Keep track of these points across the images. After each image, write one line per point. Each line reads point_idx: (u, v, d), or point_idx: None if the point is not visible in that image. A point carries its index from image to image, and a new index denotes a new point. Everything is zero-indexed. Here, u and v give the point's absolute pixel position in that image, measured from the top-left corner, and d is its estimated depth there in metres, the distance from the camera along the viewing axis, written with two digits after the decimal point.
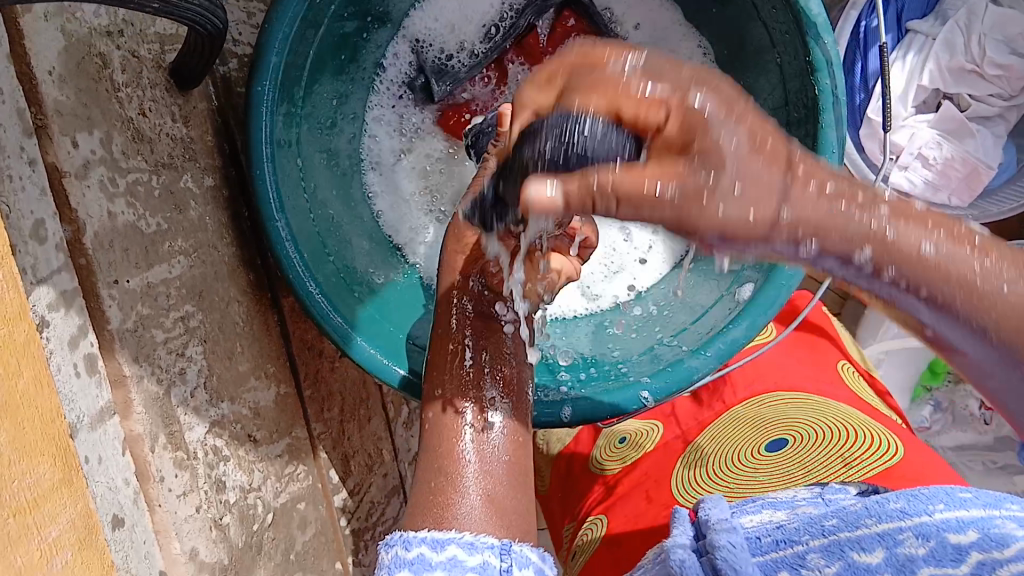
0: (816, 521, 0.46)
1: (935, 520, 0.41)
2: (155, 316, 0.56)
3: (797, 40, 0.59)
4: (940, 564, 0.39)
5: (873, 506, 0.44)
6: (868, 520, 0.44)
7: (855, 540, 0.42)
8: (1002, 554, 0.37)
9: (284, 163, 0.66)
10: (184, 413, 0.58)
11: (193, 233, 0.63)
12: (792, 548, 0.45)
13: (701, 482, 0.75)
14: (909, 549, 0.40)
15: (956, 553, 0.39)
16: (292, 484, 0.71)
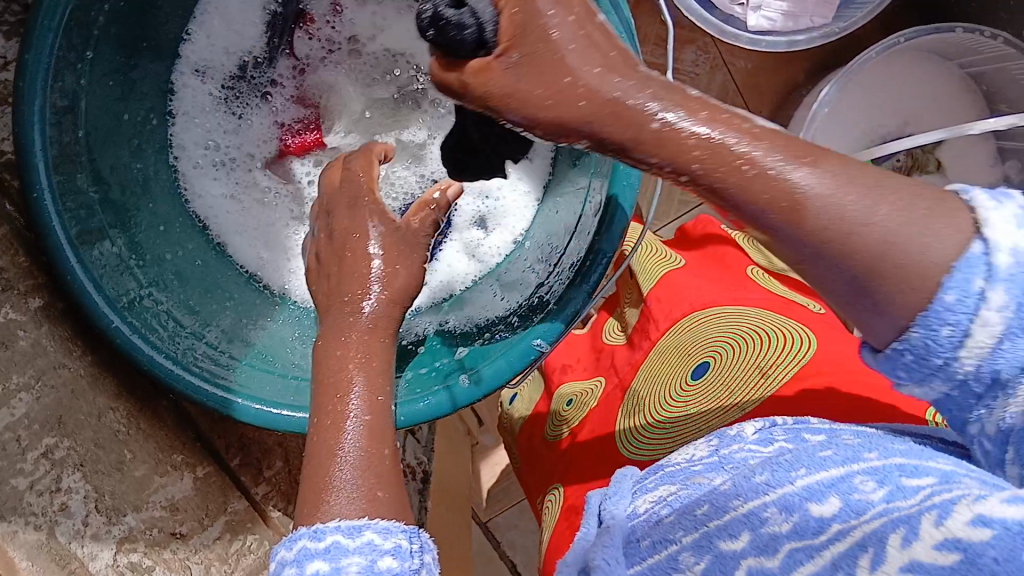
0: (691, 511, 0.51)
1: (798, 488, 0.45)
2: (12, 467, 0.54)
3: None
4: (801, 537, 0.43)
5: (740, 485, 0.49)
6: (736, 501, 0.48)
7: (726, 528, 0.47)
8: (892, 533, 0.38)
9: (99, 254, 0.62)
10: (80, 545, 0.56)
11: (30, 363, 0.59)
12: (670, 543, 0.50)
13: (641, 428, 0.76)
14: (774, 528, 0.44)
15: (818, 525, 0.42)
16: (244, 558, 0.69)
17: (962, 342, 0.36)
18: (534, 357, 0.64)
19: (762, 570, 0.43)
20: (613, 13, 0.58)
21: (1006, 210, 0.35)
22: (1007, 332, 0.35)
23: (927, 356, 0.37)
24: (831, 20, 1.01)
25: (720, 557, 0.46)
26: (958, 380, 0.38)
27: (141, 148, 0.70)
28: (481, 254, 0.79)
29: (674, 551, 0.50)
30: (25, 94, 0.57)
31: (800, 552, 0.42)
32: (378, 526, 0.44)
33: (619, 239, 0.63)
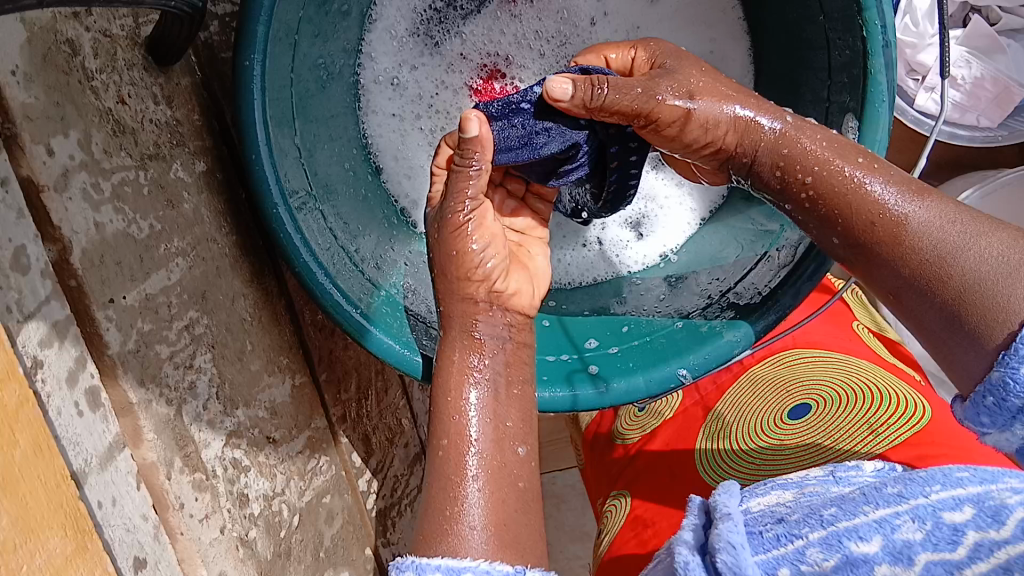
0: (819, 510, 0.46)
1: (931, 503, 0.42)
2: (158, 331, 0.52)
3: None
4: (936, 547, 0.39)
5: (870, 494, 0.45)
6: (866, 507, 0.44)
7: (852, 530, 0.43)
8: (998, 534, 0.38)
9: (282, 143, 0.60)
10: (198, 430, 0.53)
11: (189, 229, 0.57)
12: (797, 538, 0.45)
13: (725, 456, 0.74)
14: (906, 535, 0.41)
15: (873, 525, 0.42)
16: (316, 479, 0.68)
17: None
18: (673, 386, 0.62)
19: None
20: (882, 72, 0.54)
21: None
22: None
23: (1013, 392, 0.39)
24: (997, 126, 0.98)
25: (849, 557, 0.42)
26: None
27: (336, 45, 0.67)
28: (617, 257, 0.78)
29: (804, 543, 0.44)
30: None
31: (940, 566, 0.39)
32: (478, 569, 0.41)
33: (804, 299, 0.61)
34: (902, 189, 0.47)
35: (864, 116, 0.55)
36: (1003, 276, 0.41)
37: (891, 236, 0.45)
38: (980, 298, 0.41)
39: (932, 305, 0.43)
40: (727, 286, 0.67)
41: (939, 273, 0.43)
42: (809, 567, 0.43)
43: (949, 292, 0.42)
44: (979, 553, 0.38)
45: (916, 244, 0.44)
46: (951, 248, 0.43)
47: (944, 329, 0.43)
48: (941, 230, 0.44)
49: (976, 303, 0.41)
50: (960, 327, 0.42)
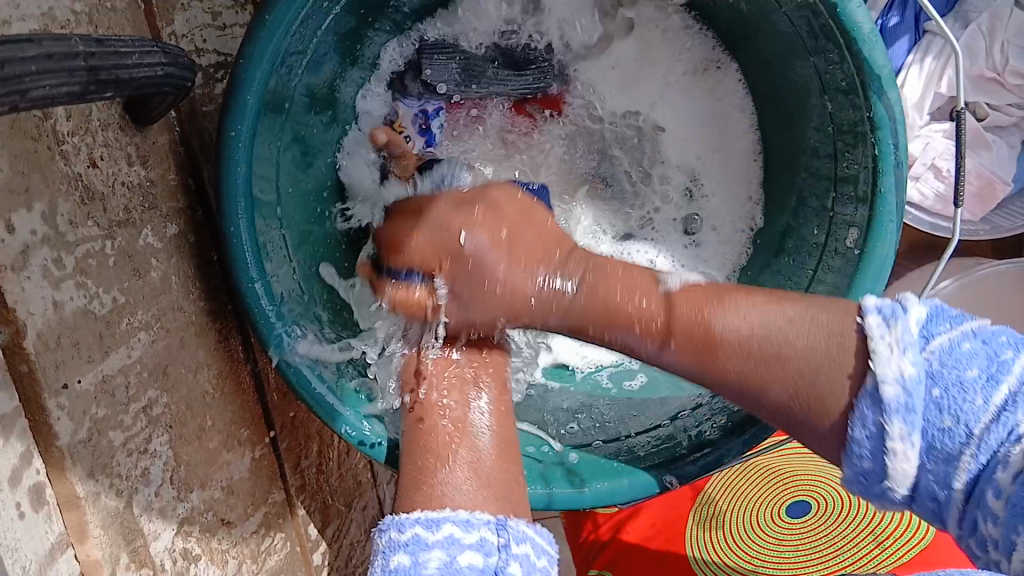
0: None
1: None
2: (113, 416, 0.48)
3: (859, 91, 0.53)
4: None
5: None
6: None
7: None
8: None
9: (263, 215, 0.57)
10: (148, 521, 0.50)
11: (156, 300, 0.54)
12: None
13: (718, 547, 0.74)
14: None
15: None
16: (269, 558, 0.64)
17: (884, 472, 0.37)
18: (655, 490, 0.60)
19: None
20: (892, 192, 0.53)
21: (914, 313, 0.38)
22: (926, 451, 0.36)
23: (870, 482, 0.38)
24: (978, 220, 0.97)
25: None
26: (887, 485, 0.37)
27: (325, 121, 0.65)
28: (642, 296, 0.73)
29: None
30: (265, 28, 0.50)
31: None
32: (458, 520, 0.40)
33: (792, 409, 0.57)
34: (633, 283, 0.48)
35: (872, 234, 0.55)
36: (816, 363, 0.39)
37: (702, 343, 0.43)
38: (806, 390, 0.40)
39: (776, 401, 0.41)
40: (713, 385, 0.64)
41: (761, 376, 0.41)
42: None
43: (787, 382, 0.40)
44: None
45: (733, 351, 0.42)
46: (776, 349, 0.41)
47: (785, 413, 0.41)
48: (741, 331, 0.42)
49: (808, 395, 0.40)
50: (798, 411, 0.40)
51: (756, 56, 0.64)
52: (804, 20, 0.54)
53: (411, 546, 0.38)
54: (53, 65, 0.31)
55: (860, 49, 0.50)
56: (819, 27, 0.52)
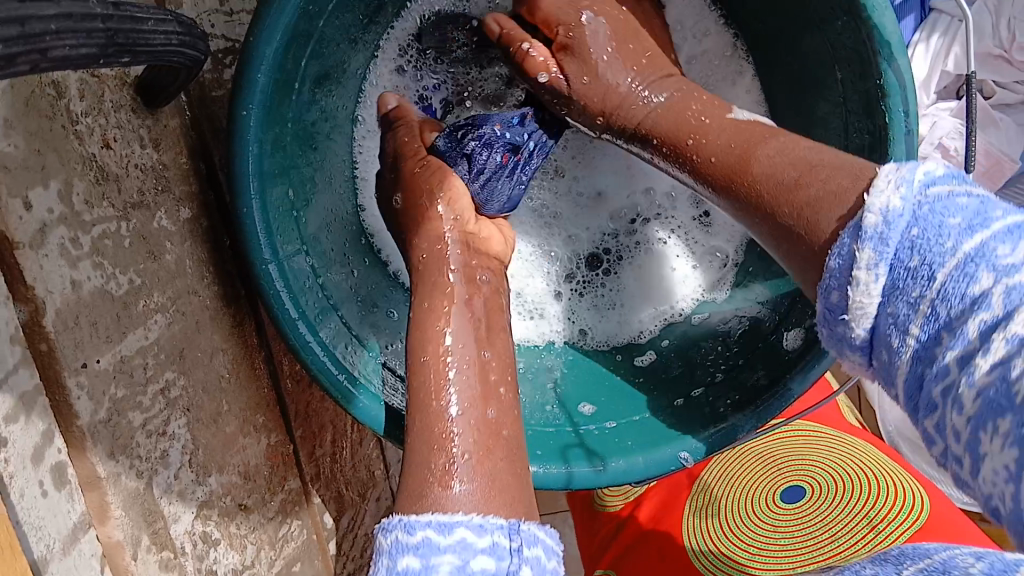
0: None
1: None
2: (132, 397, 0.47)
3: (871, 60, 0.53)
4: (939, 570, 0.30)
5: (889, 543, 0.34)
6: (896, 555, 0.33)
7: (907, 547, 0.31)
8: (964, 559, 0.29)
9: (276, 198, 0.57)
10: (168, 503, 0.50)
11: (171, 283, 0.53)
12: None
13: (713, 534, 0.69)
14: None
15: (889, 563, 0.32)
16: (288, 545, 0.64)
17: (848, 304, 0.33)
18: (673, 467, 0.59)
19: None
20: (907, 162, 0.53)
21: (906, 172, 0.33)
22: (890, 290, 0.32)
23: (841, 323, 0.34)
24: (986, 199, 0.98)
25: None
26: (860, 352, 0.34)
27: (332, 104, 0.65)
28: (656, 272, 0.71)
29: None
30: (277, 7, 0.50)
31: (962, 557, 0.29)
32: (471, 523, 0.36)
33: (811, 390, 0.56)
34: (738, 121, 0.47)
35: None
36: (845, 184, 0.36)
37: (748, 155, 0.43)
38: (812, 212, 0.37)
39: (786, 216, 0.39)
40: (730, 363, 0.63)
41: (796, 175, 0.39)
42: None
43: (803, 192, 0.38)
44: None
45: (775, 162, 0.41)
46: (794, 178, 0.39)
47: (789, 238, 0.39)
48: (771, 147, 0.42)
49: (808, 204, 0.38)
50: (794, 236, 0.38)
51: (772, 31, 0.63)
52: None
53: (423, 551, 0.34)
54: (74, 26, 0.30)
55: (873, 18, 0.50)
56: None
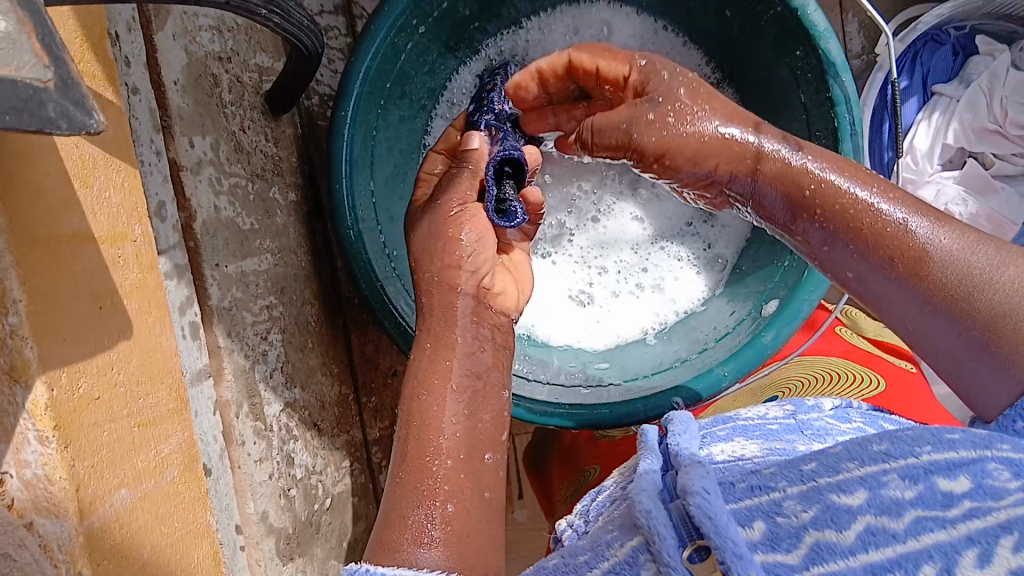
0: (796, 466, 0.47)
1: (923, 463, 0.43)
2: (246, 300, 0.63)
3: (820, 77, 0.69)
4: (823, 526, 0.41)
5: (789, 469, 0.47)
6: (849, 464, 0.45)
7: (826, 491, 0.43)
8: (837, 539, 0.40)
9: (359, 180, 0.74)
10: (264, 388, 0.64)
11: (278, 237, 0.70)
12: (771, 489, 0.45)
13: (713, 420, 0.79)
14: (894, 492, 0.42)
15: (836, 514, 0.41)
16: (348, 476, 0.77)
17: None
18: (668, 409, 0.72)
19: (829, 546, 0.40)
20: (852, 153, 0.69)
21: None
22: (981, 553, 0.37)
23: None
24: None
25: (831, 508, 0.42)
26: (894, 537, 0.39)
27: (406, 128, 0.82)
28: (643, 287, 0.84)
29: (780, 494, 0.44)
30: (372, 34, 0.69)
31: (873, 534, 0.40)
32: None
33: (783, 341, 0.71)
34: (925, 214, 0.54)
35: None
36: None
37: (917, 259, 0.53)
38: (1022, 317, 0.49)
39: (958, 330, 0.51)
40: (720, 334, 0.77)
41: (966, 292, 0.51)
42: (784, 519, 0.43)
43: (982, 315, 0.50)
44: (976, 514, 0.39)
45: (942, 270, 0.52)
46: (1009, 310, 0.49)
47: (972, 350, 0.51)
48: (966, 261, 0.51)
49: (1010, 328, 0.49)
50: (985, 354, 0.50)
51: (751, 76, 0.79)
52: (777, 25, 0.71)
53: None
54: None
55: (818, 43, 0.67)
56: (789, 31, 0.69)
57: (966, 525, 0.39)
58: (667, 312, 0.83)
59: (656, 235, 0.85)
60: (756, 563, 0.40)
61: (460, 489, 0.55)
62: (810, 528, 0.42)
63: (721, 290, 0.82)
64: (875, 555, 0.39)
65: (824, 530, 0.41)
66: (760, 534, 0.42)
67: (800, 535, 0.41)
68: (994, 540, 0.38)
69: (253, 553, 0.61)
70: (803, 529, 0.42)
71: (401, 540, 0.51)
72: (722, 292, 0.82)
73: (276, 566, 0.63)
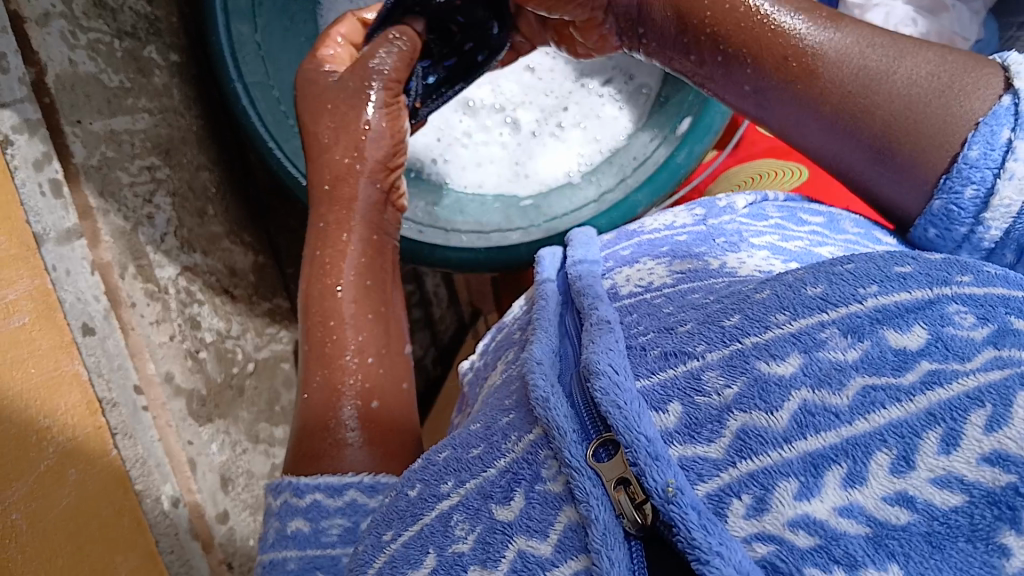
0: (715, 321, 0.28)
1: (869, 309, 0.26)
2: (120, 161, 0.61)
3: None
4: (744, 407, 0.25)
5: (738, 298, 0.29)
6: (779, 312, 0.27)
7: (763, 344, 0.26)
8: (768, 423, 0.24)
9: (243, 32, 0.68)
10: (153, 251, 0.63)
11: (157, 98, 0.67)
12: (687, 358, 0.28)
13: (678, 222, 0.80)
14: (834, 354, 0.25)
15: (763, 388, 0.25)
16: (273, 343, 0.76)
17: (986, 204, 0.35)
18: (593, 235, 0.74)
19: (757, 434, 0.24)
20: None
21: None
22: (949, 437, 0.21)
23: (958, 219, 0.37)
24: None
25: (759, 380, 0.25)
26: (852, 440, 0.22)
27: None
28: (565, 127, 0.81)
29: (700, 364, 0.27)
30: None
31: (811, 407, 0.24)
32: (365, 484, 0.40)
33: (695, 157, 0.74)
34: (810, 14, 0.42)
35: None
36: (942, 83, 0.37)
37: (801, 70, 0.41)
38: (928, 110, 0.37)
39: (856, 139, 0.40)
40: (636, 164, 0.77)
41: (863, 97, 0.39)
42: (705, 399, 0.26)
43: (880, 116, 0.39)
44: (938, 378, 0.23)
45: (833, 76, 0.40)
46: (944, 93, 0.37)
47: (870, 158, 0.40)
48: (858, 60, 0.40)
49: (906, 128, 0.38)
50: (888, 157, 0.39)
51: None
52: None
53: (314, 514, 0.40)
54: None
55: None
56: None
57: (928, 397, 0.22)
58: (591, 151, 0.80)
59: (579, 71, 0.80)
60: (675, 465, 0.24)
61: (379, 385, 0.48)
62: (733, 409, 0.25)
63: (649, 122, 0.78)
64: (815, 444, 0.23)
65: (750, 415, 0.24)
66: (677, 420, 0.26)
67: (721, 422, 0.25)
68: (960, 419, 0.21)
69: (161, 414, 0.61)
70: (727, 411, 0.25)
71: (322, 448, 0.44)
72: (648, 124, 0.78)
73: (188, 426, 0.63)
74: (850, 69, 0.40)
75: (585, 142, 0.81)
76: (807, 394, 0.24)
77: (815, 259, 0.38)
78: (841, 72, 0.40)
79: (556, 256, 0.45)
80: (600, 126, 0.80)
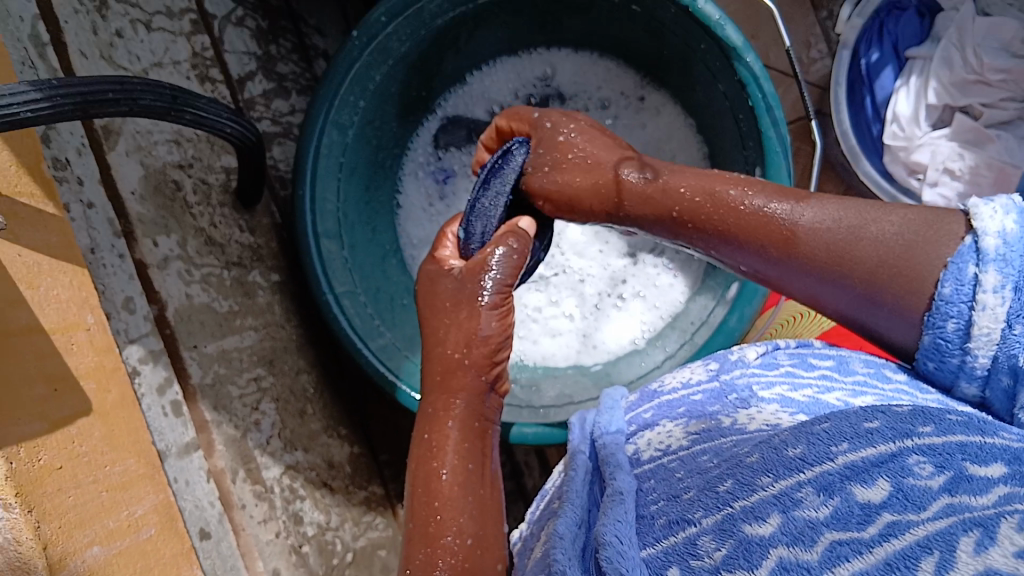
0: (712, 487, 0.34)
1: (839, 467, 0.31)
2: (230, 376, 0.68)
3: (729, 71, 0.72)
4: (733, 567, 0.30)
5: (734, 466, 0.35)
6: (765, 478, 0.33)
7: (748, 510, 0.32)
8: None
9: (331, 249, 0.77)
10: (260, 454, 0.69)
11: (261, 315, 0.75)
12: (688, 525, 0.33)
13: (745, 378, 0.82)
14: (808, 513, 0.30)
15: (746, 549, 0.30)
16: (371, 531, 0.81)
17: (968, 334, 0.39)
18: None
19: None
20: (773, 130, 0.70)
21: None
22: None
23: (948, 351, 0.40)
24: None
25: (744, 541, 0.30)
26: None
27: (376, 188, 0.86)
28: (626, 298, 0.87)
29: (696, 531, 0.33)
30: (313, 116, 0.74)
31: (785, 564, 0.29)
32: None
33: (748, 320, 0.75)
34: (786, 197, 0.48)
35: (767, 162, 0.71)
36: (906, 235, 0.41)
37: (785, 243, 0.46)
38: (899, 257, 0.41)
39: (845, 292, 0.44)
40: (694, 328, 0.80)
41: (841, 258, 0.43)
42: (698, 562, 0.31)
43: (859, 271, 0.43)
44: (893, 531, 0.27)
45: (812, 244, 0.45)
46: (911, 242, 0.41)
47: (863, 305, 0.43)
48: (832, 227, 0.44)
49: (884, 275, 0.42)
50: (877, 304, 0.43)
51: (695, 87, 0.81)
52: (681, 29, 0.74)
53: None
54: (148, 91, 0.54)
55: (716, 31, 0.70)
56: (694, 32, 0.73)
57: (884, 548, 0.27)
58: (653, 318, 0.86)
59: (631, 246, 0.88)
60: None
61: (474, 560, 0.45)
62: (722, 570, 0.30)
63: (700, 285, 0.84)
64: None
65: (735, 573, 0.30)
66: None
67: None
68: (914, 565, 0.26)
69: None
70: (717, 571, 0.30)
71: None
72: (701, 287, 0.83)
73: None
74: (829, 231, 0.44)
75: (644, 310, 0.86)
76: (782, 552, 0.29)
77: (822, 407, 0.41)
78: (820, 238, 0.45)
79: (585, 421, 0.50)
80: (658, 293, 0.86)
